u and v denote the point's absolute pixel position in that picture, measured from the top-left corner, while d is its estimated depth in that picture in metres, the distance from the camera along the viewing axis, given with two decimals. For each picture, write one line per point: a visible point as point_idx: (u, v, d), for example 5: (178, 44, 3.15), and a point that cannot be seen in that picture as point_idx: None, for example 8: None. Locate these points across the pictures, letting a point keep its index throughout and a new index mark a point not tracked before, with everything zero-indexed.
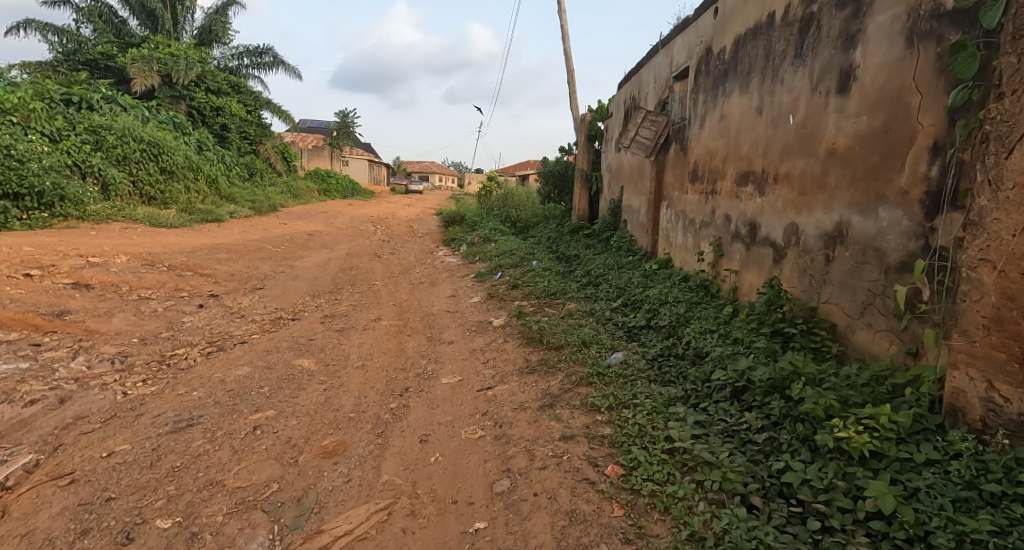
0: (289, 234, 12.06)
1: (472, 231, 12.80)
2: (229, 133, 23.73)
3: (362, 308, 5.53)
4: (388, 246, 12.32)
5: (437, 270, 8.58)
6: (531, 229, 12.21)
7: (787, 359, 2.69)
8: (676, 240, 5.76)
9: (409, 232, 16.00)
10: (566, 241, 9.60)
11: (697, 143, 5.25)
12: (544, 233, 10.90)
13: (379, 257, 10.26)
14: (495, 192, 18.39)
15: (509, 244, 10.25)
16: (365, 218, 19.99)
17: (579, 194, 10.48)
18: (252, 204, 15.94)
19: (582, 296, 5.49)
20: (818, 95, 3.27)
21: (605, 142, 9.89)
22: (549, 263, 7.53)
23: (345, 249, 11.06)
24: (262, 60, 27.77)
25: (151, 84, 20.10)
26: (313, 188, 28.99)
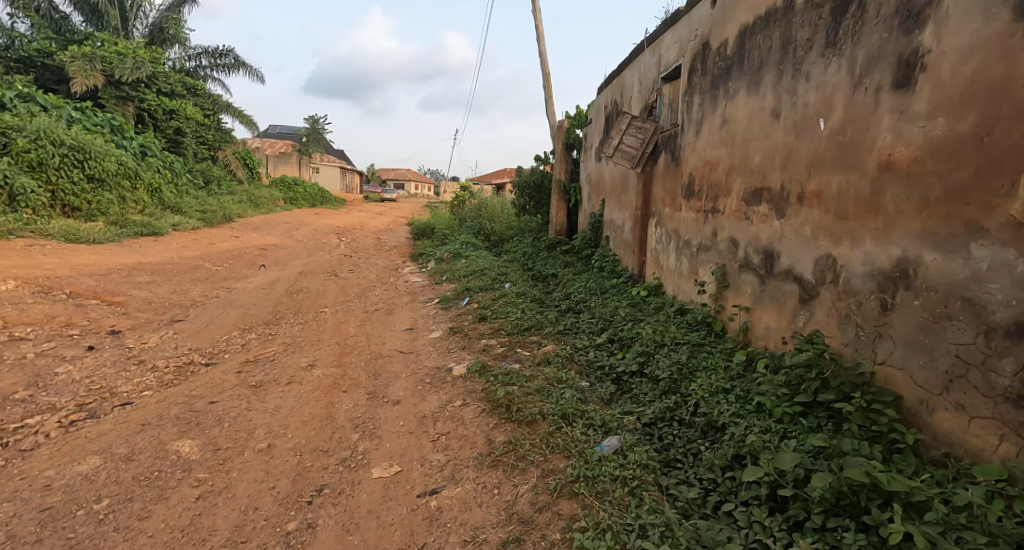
0: (237, 249, 11.13)
1: (442, 245, 11.94)
2: (185, 138, 23.63)
3: (297, 345, 4.68)
4: (348, 261, 11.49)
5: (396, 292, 7.75)
6: (505, 244, 11.40)
7: (855, 465, 1.89)
8: (668, 263, 5.01)
9: (376, 245, 15.07)
10: (544, 258, 8.82)
11: (693, 153, 4.50)
12: (519, 249, 10.10)
13: (334, 275, 9.41)
14: (469, 201, 17.56)
15: (480, 261, 9.43)
16: (331, 229, 18.99)
17: (556, 207, 9.71)
18: (201, 216, 14.96)
19: (558, 331, 4.68)
20: (861, 92, 2.53)
21: (585, 150, 9.15)
22: (523, 286, 6.71)
23: (298, 266, 10.19)
24: (222, 61, 27.13)
25: (92, 82, 19.96)
26: (278, 196, 27.78)
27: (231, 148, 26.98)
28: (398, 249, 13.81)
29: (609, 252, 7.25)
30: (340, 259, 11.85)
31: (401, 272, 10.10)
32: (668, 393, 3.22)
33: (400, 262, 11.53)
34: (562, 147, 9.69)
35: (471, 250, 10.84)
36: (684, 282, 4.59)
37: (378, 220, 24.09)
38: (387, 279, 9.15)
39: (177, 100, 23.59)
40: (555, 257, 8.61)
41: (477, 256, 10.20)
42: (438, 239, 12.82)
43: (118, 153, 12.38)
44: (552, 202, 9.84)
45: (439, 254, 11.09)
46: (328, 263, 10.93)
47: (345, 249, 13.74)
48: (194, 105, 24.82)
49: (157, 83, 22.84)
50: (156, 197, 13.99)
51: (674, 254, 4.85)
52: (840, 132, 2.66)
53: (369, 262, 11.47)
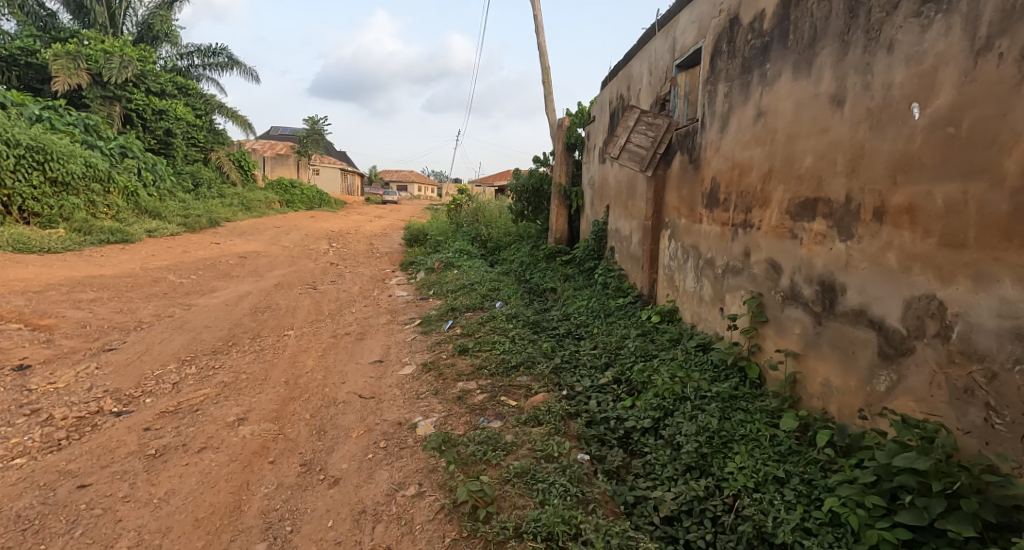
0: (212, 259, 10.47)
1: (435, 253, 11.11)
2: (174, 139, 23.20)
3: (238, 385, 3.89)
4: (332, 270, 10.75)
5: (375, 309, 6.96)
6: (502, 253, 10.58)
7: None
8: (686, 285, 4.18)
9: (367, 252, 14.28)
10: (543, 270, 7.99)
11: (717, 153, 3.68)
12: (516, 259, 9.28)
13: (312, 288, 8.68)
14: (466, 204, 16.73)
15: (473, 272, 8.60)
16: (323, 234, 18.24)
17: (556, 213, 8.89)
18: (182, 221, 14.32)
19: (550, 369, 3.86)
20: (995, 65, 1.74)
21: (587, 150, 8.33)
22: (517, 304, 5.89)
23: (275, 277, 9.46)
24: (215, 61, 26.79)
25: (74, 81, 19.99)
26: (273, 199, 27.06)
27: (224, 150, 26.38)
28: (390, 256, 13.01)
29: (614, 265, 6.44)
30: (325, 268, 11.09)
31: (387, 283, 9.31)
32: (692, 470, 2.41)
33: (389, 272, 10.72)
34: (562, 148, 8.86)
35: (466, 260, 10.03)
36: (706, 309, 3.78)
37: (374, 224, 23.31)
38: (369, 292, 8.38)
39: (166, 100, 23.27)
40: (554, 269, 7.79)
41: (471, 267, 9.38)
42: (431, 246, 11.99)
43: (87, 153, 11.79)
44: (552, 207, 9.01)
45: (429, 263, 10.26)
46: (309, 274, 10.18)
47: (333, 257, 12.97)
48: (184, 105, 24.35)
49: (146, 82, 22.61)
50: (132, 201, 13.41)
51: (693, 274, 4.03)
52: (952, 123, 1.85)
53: (355, 272, 10.69)
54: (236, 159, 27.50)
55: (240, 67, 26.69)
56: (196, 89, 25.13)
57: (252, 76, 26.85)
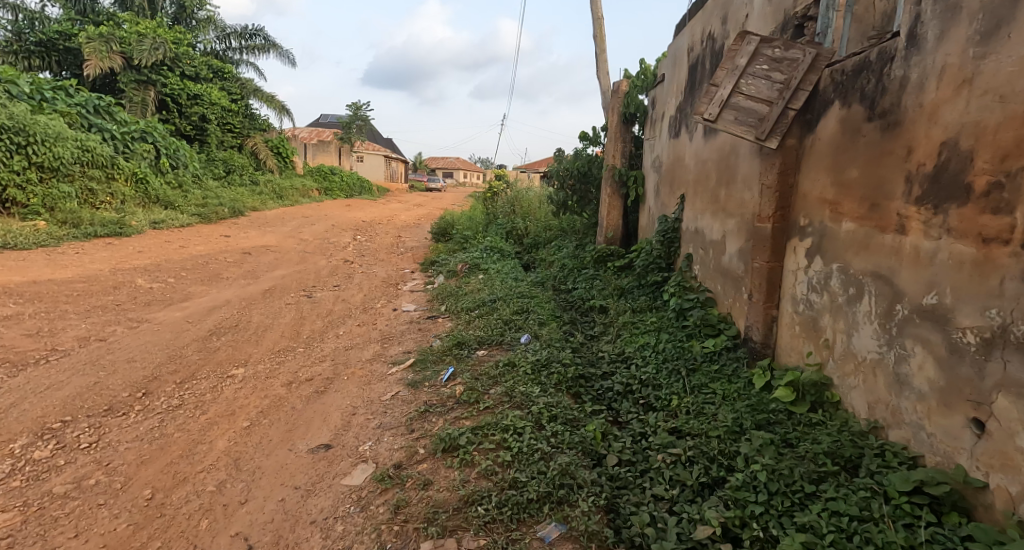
0: (208, 256, 9.23)
1: (463, 252, 9.42)
2: (208, 124, 22.54)
3: (68, 503, 2.35)
4: (342, 271, 9.34)
5: (367, 331, 5.37)
6: (542, 254, 8.79)
7: None
8: (857, 344, 2.28)
9: (390, 247, 12.77)
10: (590, 282, 6.18)
11: (968, 90, 1.76)
12: (557, 265, 7.48)
13: (307, 296, 7.25)
14: (505, 193, 14.97)
15: (503, 280, 6.89)
16: (352, 224, 16.94)
17: (608, 205, 7.02)
18: (196, 211, 13.28)
19: (599, 510, 2.14)
20: None
21: (652, 122, 6.38)
22: (550, 342, 4.14)
23: (270, 281, 8.09)
24: (252, 43, 26.03)
25: (107, 65, 19.52)
26: (310, 186, 26.18)
27: (260, 136, 25.63)
28: (414, 253, 11.44)
29: (693, 283, 4.52)
30: (335, 268, 9.68)
31: (399, 291, 7.77)
32: None
33: (407, 273, 9.18)
34: (617, 121, 6.90)
35: (496, 263, 8.30)
36: (926, 411, 1.88)
37: (410, 213, 21.91)
38: (372, 303, 6.85)
39: (201, 84, 22.66)
40: (604, 282, 5.97)
41: (500, 272, 7.68)
42: (458, 242, 10.31)
43: (83, 136, 10.78)
44: (603, 197, 7.10)
45: (454, 264, 8.62)
46: (313, 276, 8.77)
47: (351, 253, 11.54)
48: (219, 89, 23.63)
49: (180, 66, 22.05)
50: (140, 188, 12.44)
51: (878, 330, 2.13)
52: None
53: (367, 274, 9.20)
54: (273, 146, 26.73)
55: (277, 50, 25.84)
56: (231, 72, 24.36)
57: (288, 59, 25.85)
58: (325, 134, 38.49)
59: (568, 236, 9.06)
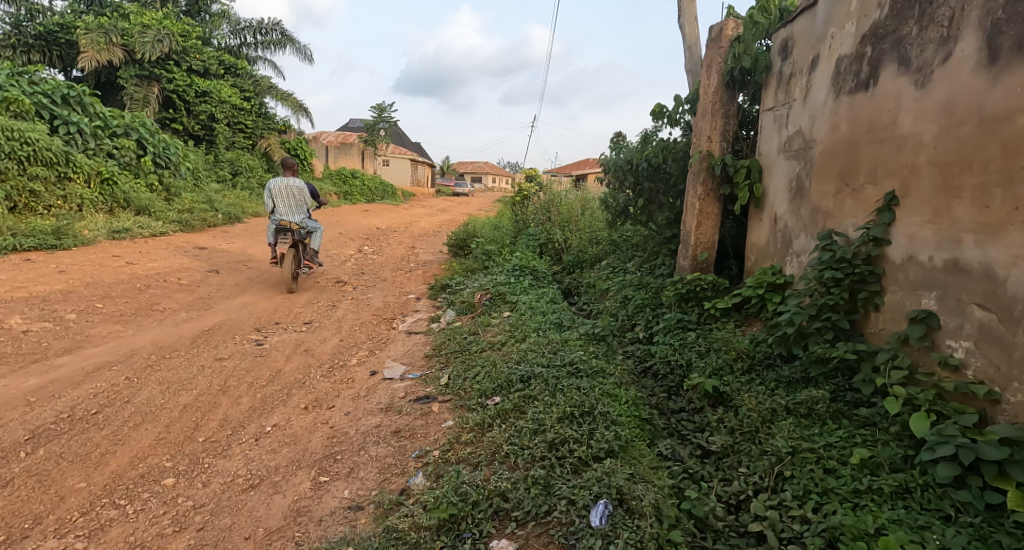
0: (150, 279, 7.34)
1: (483, 275, 7.20)
2: (217, 124, 21.09)
3: None
4: (324, 299, 7.29)
5: (307, 429, 3.22)
6: (592, 278, 6.52)
7: None
8: None
9: (398, 262, 10.62)
10: (681, 342, 3.86)
11: None
12: (619, 305, 5.16)
13: (257, 342, 5.19)
14: (539, 197, 12.64)
15: (540, 322, 4.58)
16: (363, 232, 14.92)
17: (697, 213, 4.67)
18: (175, 220, 11.52)
19: None
20: None
21: (782, 83, 3.94)
22: (656, 540, 1.92)
23: (218, 317, 6.10)
24: (269, 37, 24.43)
25: (104, 58, 18.17)
26: (327, 190, 24.41)
27: (275, 137, 24.01)
28: (425, 271, 9.27)
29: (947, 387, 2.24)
30: (318, 294, 7.65)
31: (389, 334, 5.64)
32: None
33: (406, 303, 7.05)
34: (718, 84, 4.45)
35: (528, 293, 6.04)
36: None
37: (433, 219, 19.77)
38: (343, 361, 4.71)
39: (211, 81, 21.14)
40: (710, 349, 3.63)
41: (533, 305, 5.46)
42: (479, 259, 8.11)
43: (25, 127, 9.33)
44: (689, 202, 4.76)
45: (468, 292, 6.42)
46: (283, 307, 6.75)
47: (348, 271, 9.47)
48: (230, 86, 22.08)
49: (188, 60, 20.59)
50: (103, 192, 10.78)
51: None
52: None
53: (355, 303, 7.11)
54: (289, 148, 25.12)
55: (295, 45, 24.14)
56: (244, 68, 22.80)
57: (305, 53, 24.11)
58: (349, 137, 37.02)
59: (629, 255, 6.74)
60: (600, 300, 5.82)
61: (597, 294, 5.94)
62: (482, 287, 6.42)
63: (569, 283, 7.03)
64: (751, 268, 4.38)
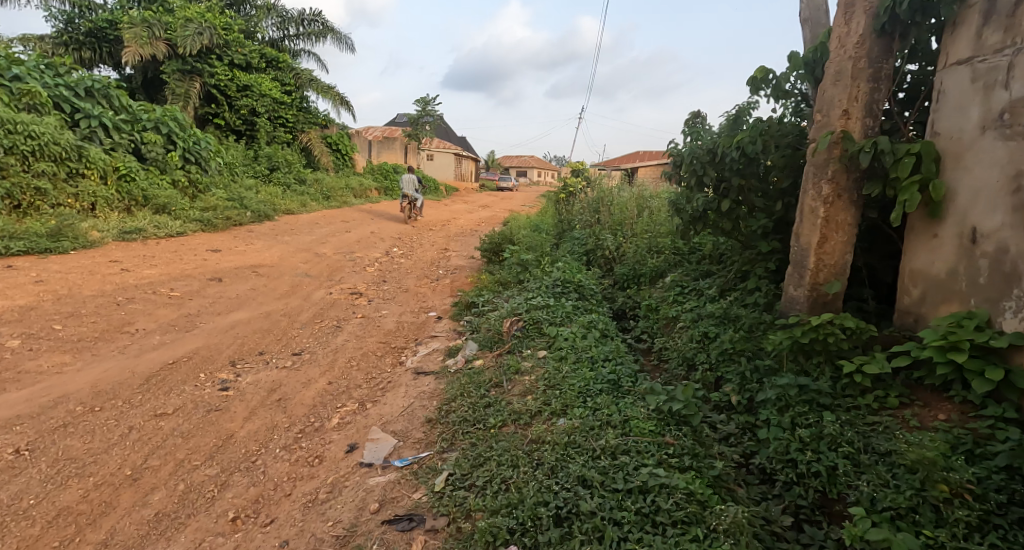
0: (143, 290, 6.45)
1: (517, 294, 5.94)
2: (258, 118, 20.64)
3: None
4: (329, 319, 6.20)
5: None
6: (654, 300, 5.38)
7: None
8: None
9: (427, 267, 9.49)
10: (817, 434, 2.46)
11: None
12: (698, 351, 3.84)
13: (224, 384, 4.09)
14: (587, 193, 11.21)
15: (588, 376, 3.28)
16: (396, 231, 13.89)
17: (821, 225, 3.21)
18: (195, 218, 10.76)
19: None
20: None
21: (985, 25, 2.50)
22: None
23: (195, 344, 5.07)
24: (311, 28, 23.79)
25: (145, 53, 17.87)
26: (367, 185, 23.75)
27: (316, 131, 23.42)
28: (454, 281, 8.11)
29: None
30: (324, 311, 6.57)
31: (392, 375, 4.45)
32: None
33: (422, 328, 5.87)
34: (865, 34, 2.95)
35: (573, 324, 4.76)
36: None
37: (472, 217, 18.63)
38: (320, 421, 3.54)
39: (251, 74, 20.66)
40: (872, 459, 2.28)
41: (576, 341, 4.16)
42: (513, 272, 6.83)
43: (31, 118, 8.67)
44: (805, 207, 3.30)
45: (495, 320, 5.18)
46: (277, 330, 5.70)
47: (367, 280, 8.38)
48: (272, 79, 21.49)
49: (230, 54, 20.10)
50: (121, 188, 10.07)
51: None
52: None
53: (364, 325, 5.98)
54: (330, 142, 24.50)
55: (337, 36, 23.41)
56: (287, 61, 22.05)
57: (348, 45, 23.30)
58: (392, 131, 36.36)
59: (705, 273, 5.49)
60: (663, 329, 4.78)
61: (660, 322, 4.88)
62: (512, 313, 5.17)
63: (621, 303, 5.96)
64: (914, 312, 2.83)
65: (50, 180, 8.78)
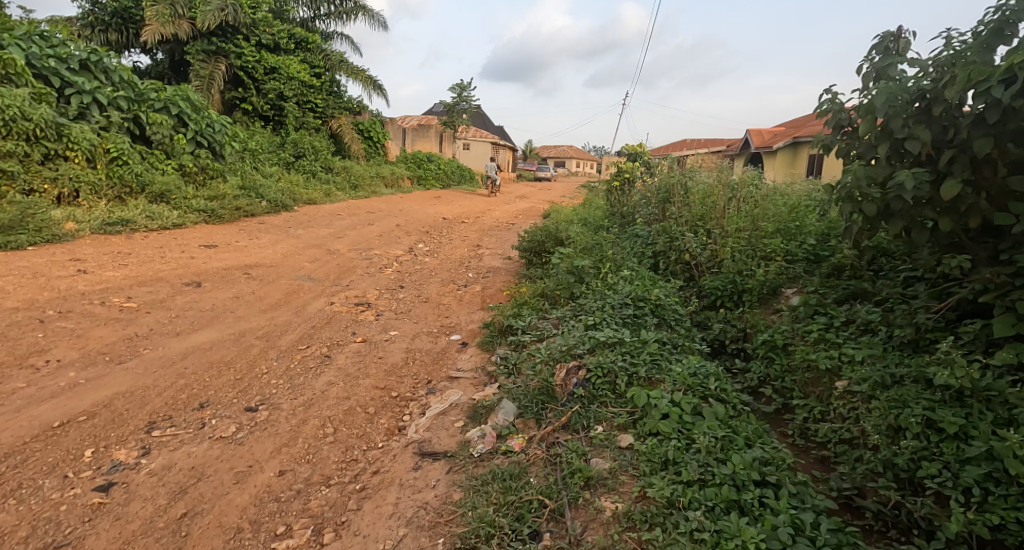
0: (91, 299, 5.03)
1: (571, 322, 4.29)
2: (286, 103, 19.43)
3: None
4: (317, 345, 4.67)
5: None
6: (784, 335, 3.65)
7: None
8: None
9: (456, 269, 7.91)
10: None
11: None
12: (924, 459, 2.26)
13: (113, 476, 2.55)
14: (646, 180, 9.41)
15: (758, 547, 1.79)
16: (423, 224, 12.32)
17: None
18: (197, 208, 9.31)
19: None
20: None
21: None
22: None
23: (118, 386, 3.57)
24: (343, 7, 22.44)
25: (168, 31, 16.80)
26: (400, 174, 22.42)
27: (347, 116, 22.14)
28: (486, 291, 6.50)
29: None
30: (315, 332, 5.04)
31: (382, 461, 2.86)
32: None
33: (435, 364, 4.26)
34: None
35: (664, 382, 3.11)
36: None
37: (508, 208, 17.02)
38: None
39: (280, 55, 19.45)
40: None
41: (681, 417, 2.53)
42: (562, 285, 5.14)
43: None
44: None
45: (541, 365, 3.54)
46: (242, 362, 4.17)
47: (381, 285, 6.85)
48: (301, 61, 20.22)
49: (257, 34, 18.83)
50: (112, 172, 8.77)
51: None
52: None
53: (361, 355, 4.41)
54: (361, 129, 23.15)
55: (370, 15, 22.00)
56: (316, 42, 20.68)
57: (380, 25, 21.75)
58: (427, 119, 34.84)
59: (853, 301, 3.77)
60: (814, 389, 3.15)
61: (806, 375, 3.23)
62: (566, 356, 3.52)
63: (718, 333, 4.31)
64: None
65: (19, 162, 7.52)
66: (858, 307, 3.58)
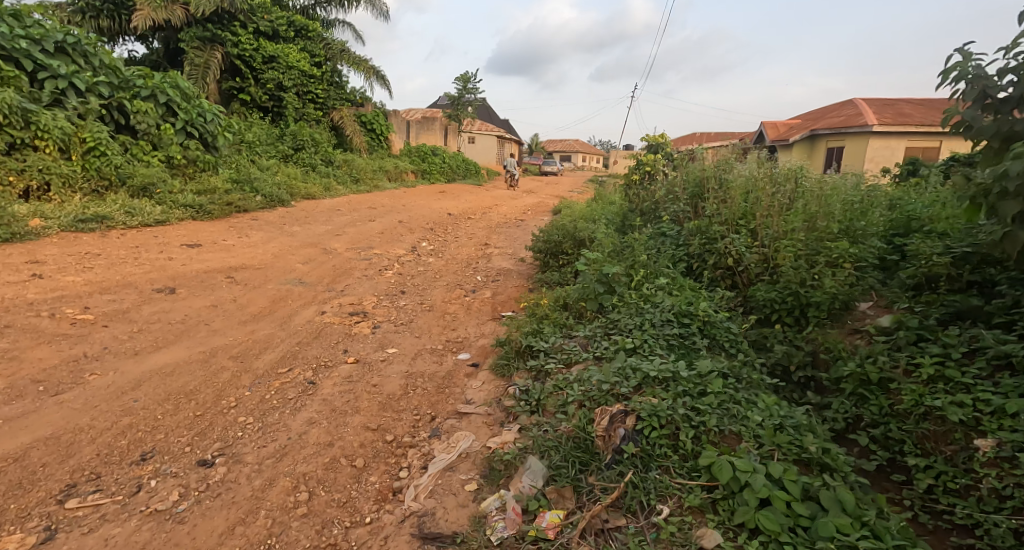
0: (40, 310, 4.31)
1: (606, 348, 3.55)
2: (285, 93, 18.69)
3: None
4: (301, 367, 3.95)
5: None
6: (888, 365, 2.83)
7: None
8: None
9: (463, 270, 7.18)
10: None
11: None
12: None
13: None
14: (670, 174, 8.64)
15: None
16: (428, 221, 11.56)
17: None
18: (183, 203, 8.56)
19: None
20: None
21: None
22: None
23: (44, 428, 2.85)
24: None
25: (161, 17, 16.04)
26: (404, 167, 21.69)
27: (349, 108, 21.38)
28: (498, 298, 5.78)
29: None
30: (300, 349, 4.31)
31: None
32: None
33: (440, 399, 3.53)
34: None
35: (742, 440, 2.38)
36: None
37: (516, 204, 16.27)
38: None
39: (279, 43, 18.69)
40: None
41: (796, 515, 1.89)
42: (590, 298, 4.39)
43: None
44: None
45: (575, 407, 2.82)
46: (207, 392, 3.44)
47: (381, 290, 6.12)
48: (301, 50, 19.44)
49: (255, 21, 18.06)
50: (89, 164, 8.06)
51: None
52: None
53: (352, 382, 3.69)
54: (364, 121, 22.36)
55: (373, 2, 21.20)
56: (317, 30, 19.89)
57: (383, 13, 20.94)
58: (432, 111, 33.98)
59: (961, 323, 3.06)
60: (939, 448, 2.45)
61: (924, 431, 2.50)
62: (608, 398, 2.75)
63: (782, 358, 3.59)
64: None
65: None
66: (975, 333, 2.88)
